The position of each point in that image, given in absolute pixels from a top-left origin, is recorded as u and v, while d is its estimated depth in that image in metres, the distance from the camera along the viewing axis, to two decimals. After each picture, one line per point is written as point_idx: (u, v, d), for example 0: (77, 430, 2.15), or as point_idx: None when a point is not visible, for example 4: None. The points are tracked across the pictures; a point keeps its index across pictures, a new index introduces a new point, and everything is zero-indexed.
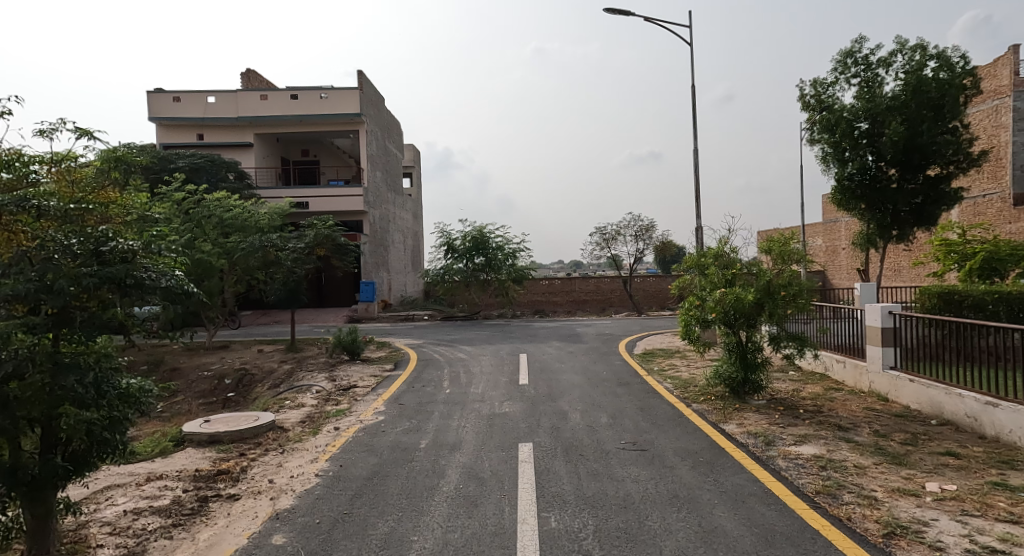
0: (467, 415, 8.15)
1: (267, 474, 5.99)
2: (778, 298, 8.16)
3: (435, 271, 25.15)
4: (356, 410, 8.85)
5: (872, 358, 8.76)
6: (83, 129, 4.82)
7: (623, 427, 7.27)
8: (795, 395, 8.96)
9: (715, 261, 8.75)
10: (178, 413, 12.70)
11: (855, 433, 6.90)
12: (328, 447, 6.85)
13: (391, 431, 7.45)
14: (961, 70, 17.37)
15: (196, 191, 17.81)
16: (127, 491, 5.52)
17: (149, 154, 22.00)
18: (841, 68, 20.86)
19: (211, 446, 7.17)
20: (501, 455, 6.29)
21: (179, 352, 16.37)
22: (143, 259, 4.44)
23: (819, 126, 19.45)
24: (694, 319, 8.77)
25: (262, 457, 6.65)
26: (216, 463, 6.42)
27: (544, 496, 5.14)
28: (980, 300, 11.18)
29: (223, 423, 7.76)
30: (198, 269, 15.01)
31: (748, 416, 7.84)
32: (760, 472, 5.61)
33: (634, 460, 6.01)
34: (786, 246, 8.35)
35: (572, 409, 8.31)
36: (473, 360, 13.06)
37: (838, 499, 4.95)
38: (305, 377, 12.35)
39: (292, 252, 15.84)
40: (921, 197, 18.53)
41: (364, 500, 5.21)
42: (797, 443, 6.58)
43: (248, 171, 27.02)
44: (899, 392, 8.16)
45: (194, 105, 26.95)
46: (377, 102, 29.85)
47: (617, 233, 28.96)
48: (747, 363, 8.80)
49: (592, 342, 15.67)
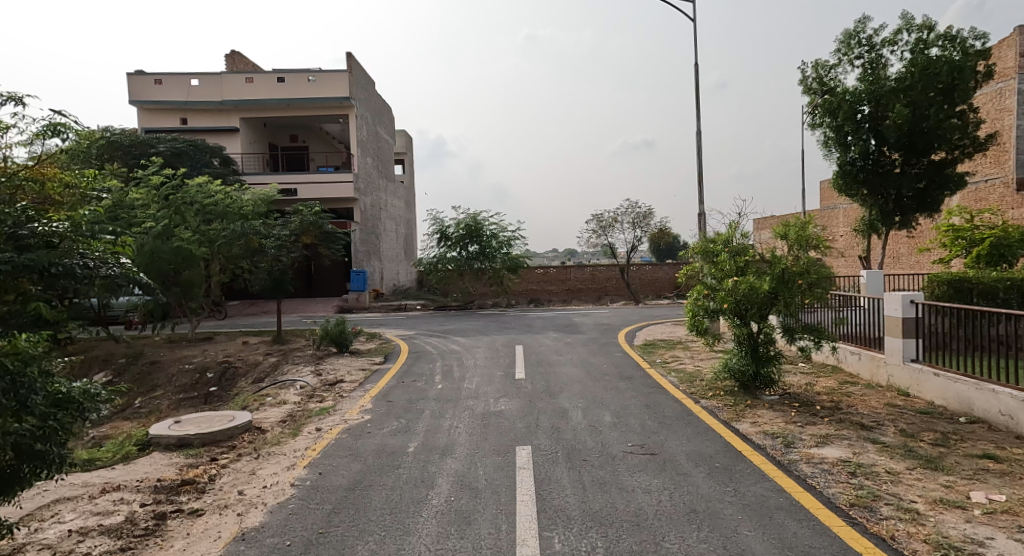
0: (460, 414, 7.56)
1: (237, 484, 5.39)
2: (794, 287, 7.58)
3: (429, 260, 24.50)
4: (342, 408, 8.25)
5: (892, 350, 8.22)
6: (9, 94, 4.16)
7: (629, 427, 6.71)
8: (809, 390, 8.41)
9: (725, 248, 8.18)
10: (156, 409, 12.11)
11: (881, 433, 6.37)
12: (307, 452, 6.26)
13: (377, 433, 6.86)
14: (974, 51, 16.74)
15: (178, 173, 16.97)
16: (77, 506, 4.92)
17: (128, 137, 21.01)
18: (844, 49, 20.30)
19: (179, 451, 6.56)
20: (497, 461, 5.72)
21: (160, 345, 15.71)
22: (80, 245, 3.89)
23: (822, 110, 18.87)
24: (703, 309, 8.26)
25: (234, 463, 6.04)
26: (183, 471, 5.82)
27: (545, 510, 4.59)
28: (992, 288, 10.79)
29: (195, 424, 7.14)
30: (178, 258, 14.33)
31: (761, 414, 7.28)
32: (783, 481, 5.06)
33: (644, 466, 5.44)
34: (803, 231, 7.79)
35: (573, 406, 7.74)
36: (467, 353, 12.49)
37: (876, 513, 4.41)
38: (290, 372, 11.75)
39: (277, 239, 15.11)
40: (925, 182, 17.95)
41: (342, 517, 4.63)
42: (820, 445, 6.03)
43: (234, 157, 26.20)
44: (921, 387, 7.61)
45: (177, 87, 26.06)
46: (368, 85, 28.98)
47: (614, 219, 28.33)
48: (758, 356, 8.24)
49: (590, 333, 15.09)
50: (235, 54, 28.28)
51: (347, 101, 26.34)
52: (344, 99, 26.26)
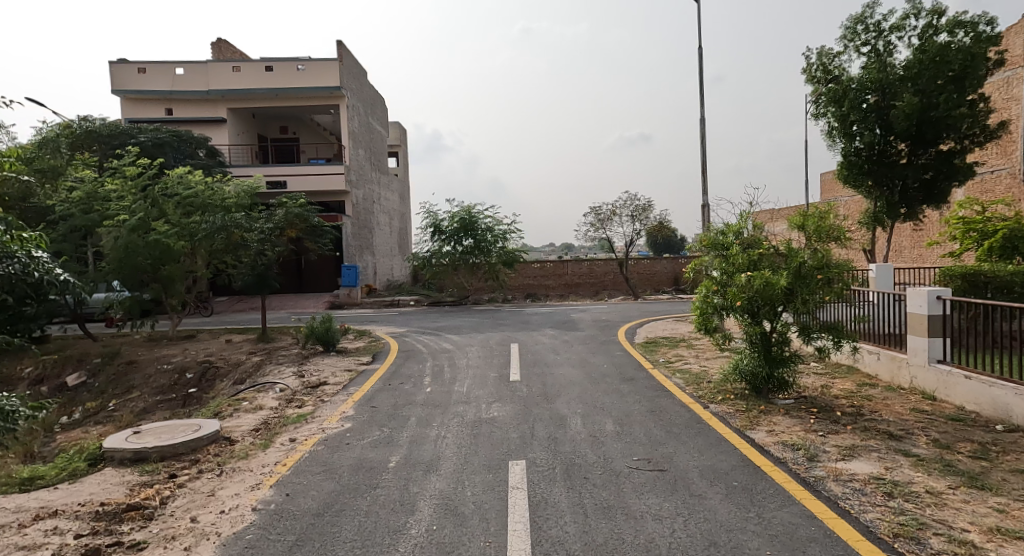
0: (449, 421, 6.94)
1: (191, 510, 4.74)
2: (812, 282, 6.97)
3: (422, 254, 23.80)
4: (320, 415, 7.60)
5: (915, 349, 7.60)
6: None
7: (633, 437, 6.09)
8: (826, 393, 7.79)
9: (736, 240, 7.55)
10: (130, 412, 11.46)
11: (912, 444, 5.74)
12: (276, 468, 5.62)
13: (356, 444, 6.22)
14: (988, 36, 16.06)
15: (156, 161, 16.21)
16: (2, 539, 4.30)
17: (108, 127, 20.19)
18: (850, 35, 19.65)
19: (135, 466, 5.93)
20: (486, 479, 5.10)
21: (139, 343, 15.05)
22: None
23: (826, 99, 18.21)
24: (711, 307, 7.65)
25: (193, 482, 5.40)
26: (133, 492, 5.17)
27: (541, 543, 3.96)
28: (1009, 281, 10.18)
29: (155, 435, 6.50)
30: (156, 252, 13.76)
31: (778, 421, 6.65)
32: (813, 504, 4.44)
33: (652, 486, 4.81)
34: (824, 221, 7.18)
35: (573, 413, 7.12)
36: (459, 352, 11.86)
37: (926, 546, 3.78)
38: (271, 372, 11.12)
39: (259, 231, 14.39)
40: (932, 172, 17.33)
41: (305, 551, 4.00)
42: (846, 459, 5.41)
43: (221, 148, 25.46)
44: (950, 392, 7.00)
45: (161, 76, 25.25)
46: (359, 75, 28.24)
47: (613, 212, 27.61)
48: (772, 357, 7.59)
49: (589, 330, 14.45)
50: (222, 42, 27.45)
51: (337, 90, 25.58)
52: (335, 88, 25.52)
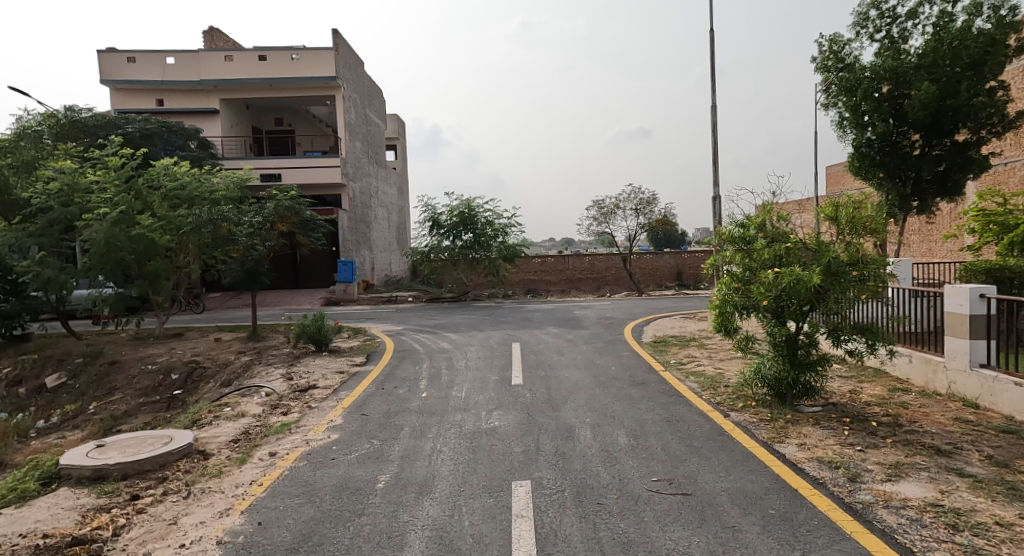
0: (447, 432, 6.30)
1: (146, 543, 4.13)
2: (845, 280, 6.32)
3: (421, 250, 23.18)
4: (306, 424, 6.95)
5: (954, 352, 6.95)
6: None
7: (651, 453, 5.46)
8: (856, 400, 7.14)
9: (760, 233, 6.89)
10: (110, 415, 10.84)
11: (964, 462, 5.11)
12: (251, 489, 5.00)
13: (342, 460, 5.59)
14: (1009, 22, 15.31)
15: (140, 152, 15.61)
16: None
17: (94, 117, 19.57)
18: (861, 22, 18.93)
19: (94, 486, 5.31)
20: (487, 505, 4.45)
21: (125, 341, 14.44)
22: None
23: (837, 88, 17.44)
24: (731, 305, 6.94)
25: (154, 506, 4.78)
26: (86, 518, 4.55)
27: None
28: None
29: (121, 449, 5.87)
30: (140, 248, 13.14)
31: (809, 433, 6.01)
32: (869, 539, 3.82)
33: (678, 514, 4.19)
34: (858, 213, 6.56)
35: (581, 423, 6.48)
36: (458, 352, 11.24)
37: None
38: (259, 374, 10.49)
39: (248, 225, 13.70)
40: (947, 164, 16.55)
41: None
42: (894, 480, 4.77)
43: (213, 140, 24.80)
44: (995, 398, 6.37)
45: (151, 66, 24.55)
46: (357, 65, 27.58)
47: (616, 206, 26.92)
48: (798, 361, 6.93)
49: (594, 328, 13.81)
50: (214, 31, 26.75)
51: (333, 80, 24.87)
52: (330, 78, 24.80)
